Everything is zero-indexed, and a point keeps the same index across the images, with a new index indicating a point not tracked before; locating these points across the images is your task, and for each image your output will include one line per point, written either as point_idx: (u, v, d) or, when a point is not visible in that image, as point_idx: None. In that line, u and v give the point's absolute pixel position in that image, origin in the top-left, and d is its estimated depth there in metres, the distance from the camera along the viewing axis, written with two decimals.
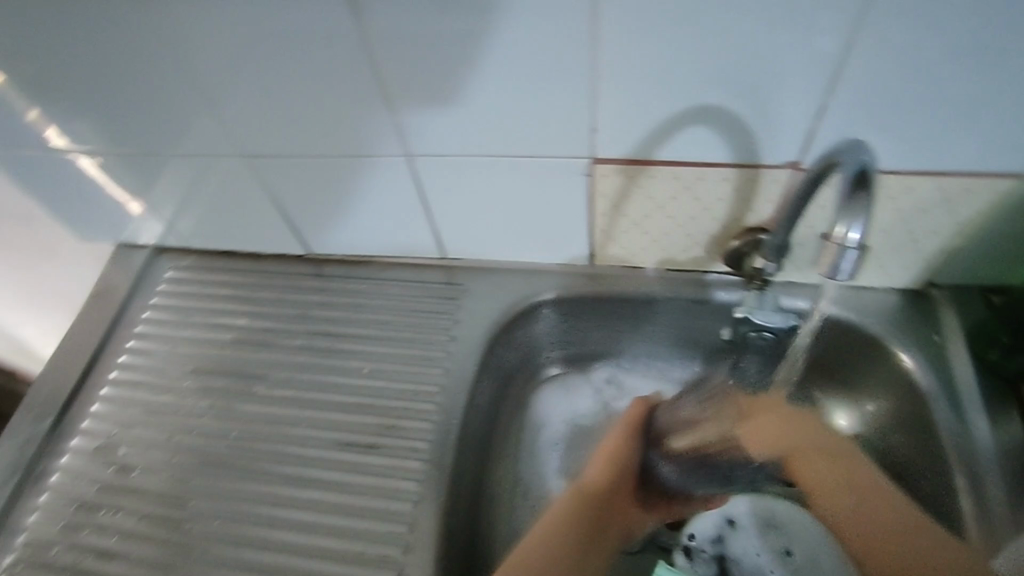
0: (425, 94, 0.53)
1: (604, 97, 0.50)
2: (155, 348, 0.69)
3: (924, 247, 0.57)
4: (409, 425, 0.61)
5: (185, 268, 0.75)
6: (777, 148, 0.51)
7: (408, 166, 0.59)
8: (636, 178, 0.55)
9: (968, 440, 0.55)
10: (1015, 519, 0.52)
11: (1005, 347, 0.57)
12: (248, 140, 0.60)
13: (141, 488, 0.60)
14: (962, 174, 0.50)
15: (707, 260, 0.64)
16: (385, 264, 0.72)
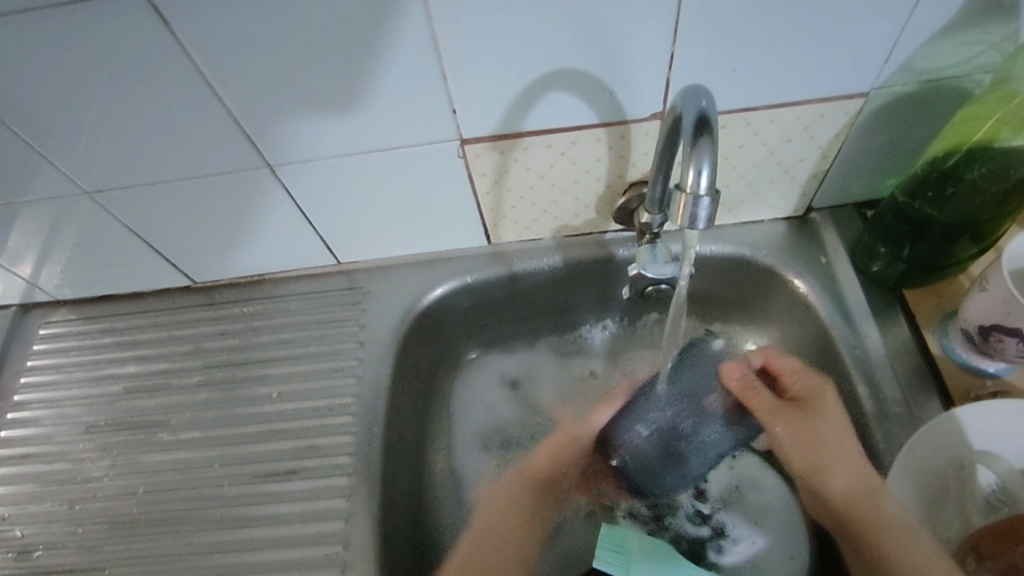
0: (270, 100, 0.49)
1: (452, 76, 0.48)
2: (39, 415, 0.64)
3: (796, 174, 0.59)
4: (329, 441, 0.59)
5: (60, 321, 0.70)
6: (640, 102, 0.50)
7: (273, 178, 0.56)
8: (510, 153, 0.54)
9: (863, 348, 0.57)
10: (913, 418, 0.54)
11: (883, 256, 0.58)
12: (90, 176, 0.55)
13: (51, 565, 0.56)
14: (816, 101, 0.51)
15: (602, 220, 0.64)
16: (281, 279, 0.69)
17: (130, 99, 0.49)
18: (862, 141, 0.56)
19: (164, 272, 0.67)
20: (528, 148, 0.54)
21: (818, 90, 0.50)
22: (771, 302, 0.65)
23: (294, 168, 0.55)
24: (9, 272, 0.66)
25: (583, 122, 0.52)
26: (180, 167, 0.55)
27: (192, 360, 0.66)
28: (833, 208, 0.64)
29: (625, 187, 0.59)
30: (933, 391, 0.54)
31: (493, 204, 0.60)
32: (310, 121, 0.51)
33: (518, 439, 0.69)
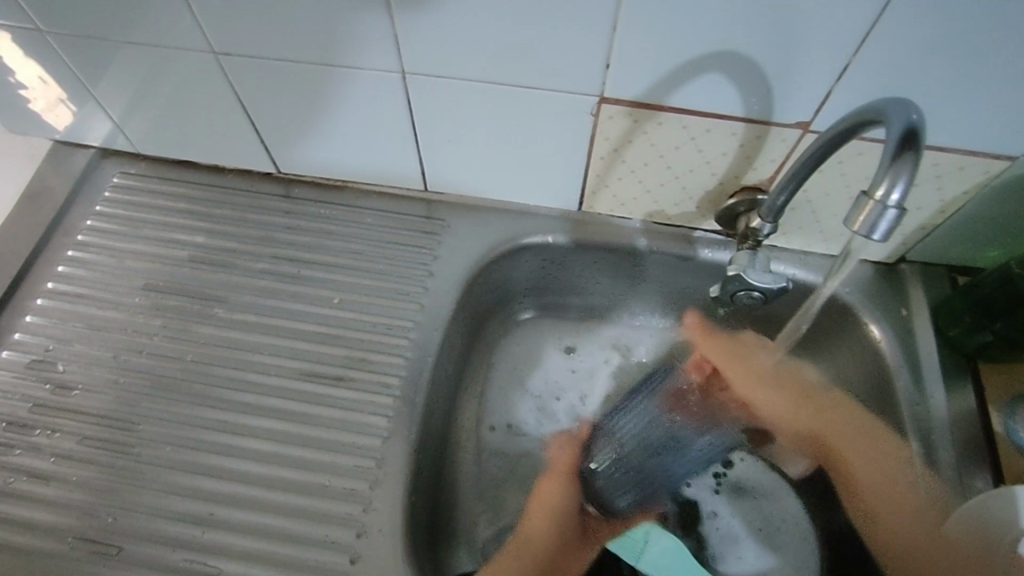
0: (427, 6, 0.48)
1: (621, 29, 0.46)
2: (99, 260, 0.64)
3: (907, 222, 0.58)
4: (380, 359, 0.59)
5: (135, 175, 0.70)
6: (790, 106, 0.49)
7: (400, 86, 0.55)
8: (642, 123, 0.53)
9: (925, 406, 0.57)
10: (961, 485, 0.53)
11: (967, 325, 0.58)
12: (220, 36, 0.54)
13: (87, 406, 0.57)
14: (962, 151, 0.50)
15: (699, 216, 0.63)
16: (362, 190, 0.68)
17: None
18: (987, 206, 0.55)
19: (251, 153, 0.67)
20: (662, 123, 0.53)
21: (970, 142, 0.49)
22: (836, 340, 0.65)
23: (424, 82, 0.54)
24: (103, 112, 0.65)
25: (727, 112, 0.51)
26: (311, 50, 0.53)
27: (260, 246, 0.65)
28: (925, 266, 0.64)
29: (736, 189, 0.58)
30: (984, 466, 0.54)
31: (601, 170, 0.59)
32: (463, 40, 0.50)
33: (553, 407, 0.69)
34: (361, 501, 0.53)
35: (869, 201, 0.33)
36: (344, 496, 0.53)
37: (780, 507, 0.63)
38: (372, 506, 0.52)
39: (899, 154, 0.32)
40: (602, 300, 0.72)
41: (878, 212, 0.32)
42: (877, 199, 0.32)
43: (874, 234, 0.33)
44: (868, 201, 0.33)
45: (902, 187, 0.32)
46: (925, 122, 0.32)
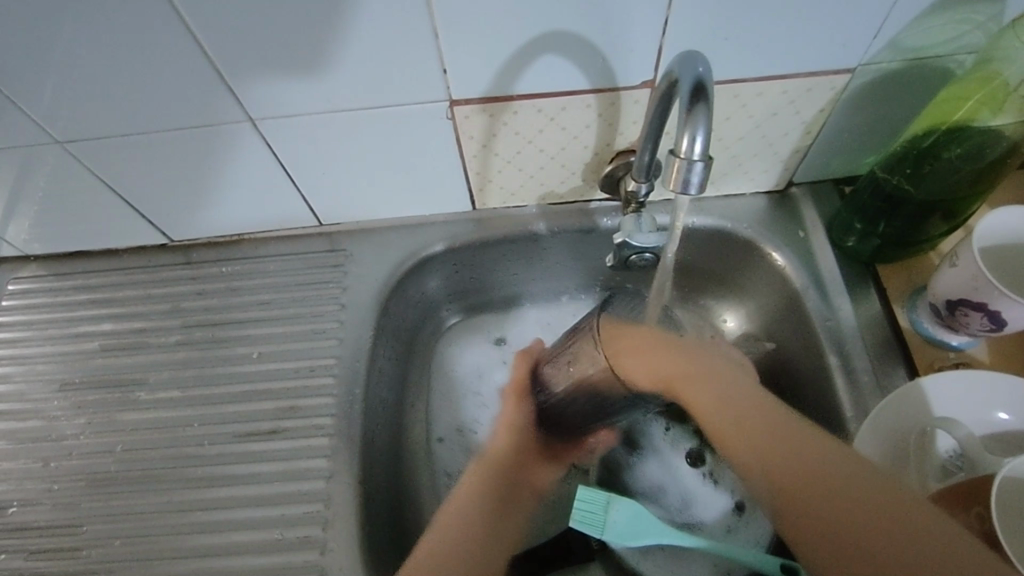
0: (256, 55, 0.48)
1: (444, 34, 0.47)
2: (9, 372, 0.63)
3: (780, 148, 0.60)
4: (311, 403, 0.60)
5: (29, 277, 0.68)
6: (631, 69, 0.50)
7: (258, 134, 0.55)
8: (499, 115, 0.54)
9: (836, 320, 0.59)
10: (880, 386, 0.55)
11: (859, 232, 0.60)
12: (62, 125, 0.53)
13: (27, 521, 0.56)
14: (803, 75, 0.52)
15: (587, 188, 0.63)
16: (261, 240, 0.68)
17: (108, 45, 0.47)
18: (846, 119, 0.57)
19: (138, 230, 0.66)
20: (517, 111, 0.53)
21: (806, 64, 0.51)
22: (748, 274, 0.67)
23: (277, 125, 0.54)
24: None
25: (574, 87, 0.51)
26: (157, 119, 0.53)
27: (170, 319, 0.65)
28: (812, 184, 0.65)
29: (612, 155, 0.59)
30: (898, 362, 0.56)
31: (480, 167, 0.60)
32: (298, 80, 0.50)
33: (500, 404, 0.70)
34: (316, 546, 0.53)
35: (676, 160, 0.37)
36: (299, 544, 0.53)
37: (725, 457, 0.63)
38: (328, 548, 0.53)
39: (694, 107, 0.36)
40: (522, 288, 0.72)
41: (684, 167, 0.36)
42: (680, 159, 0.36)
43: (688, 188, 0.37)
44: (675, 160, 0.36)
45: (698, 139, 0.36)
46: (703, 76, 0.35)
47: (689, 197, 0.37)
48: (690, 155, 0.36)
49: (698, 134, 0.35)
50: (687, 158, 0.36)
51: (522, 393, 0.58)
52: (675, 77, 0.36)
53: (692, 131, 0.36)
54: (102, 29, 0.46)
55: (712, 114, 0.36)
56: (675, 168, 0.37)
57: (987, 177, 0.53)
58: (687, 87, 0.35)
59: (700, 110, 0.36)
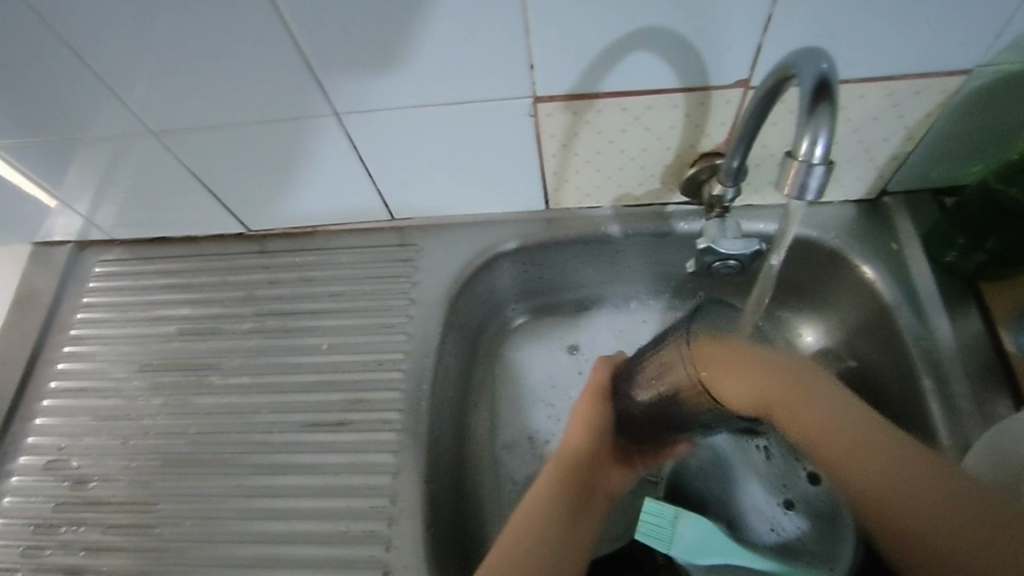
0: (346, 48, 0.48)
1: (535, 29, 0.46)
2: (95, 350, 0.66)
3: (876, 155, 0.57)
4: (379, 397, 0.60)
5: (114, 260, 0.71)
6: (726, 69, 0.48)
7: (340, 128, 0.55)
8: (583, 114, 0.52)
9: (932, 340, 0.55)
10: (982, 413, 0.51)
11: (961, 247, 0.56)
12: (155, 114, 0.55)
13: (106, 496, 0.58)
14: (912, 77, 0.49)
15: (666, 191, 0.61)
16: (334, 232, 0.69)
17: (205, 37, 0.48)
18: (954, 125, 0.53)
19: (218, 219, 0.67)
20: (601, 110, 0.52)
21: (916, 66, 0.48)
22: (834, 285, 0.63)
23: (360, 119, 0.54)
24: (70, 209, 0.66)
25: (662, 86, 0.50)
26: (244, 110, 0.54)
27: (245, 307, 0.66)
28: (908, 194, 0.62)
29: (695, 158, 0.57)
30: (1003, 388, 0.52)
31: (557, 166, 0.59)
32: (383, 74, 0.50)
33: (564, 408, 0.68)
34: (381, 541, 0.53)
35: (794, 163, 0.35)
36: (364, 538, 0.53)
37: (797, 470, 0.60)
38: (393, 544, 0.53)
39: (818, 105, 0.34)
40: (590, 291, 0.71)
41: (801, 170, 0.34)
42: (797, 162, 0.34)
43: (806, 193, 0.35)
44: (792, 163, 0.35)
45: (824, 140, 0.34)
46: (830, 75, 0.34)
47: (806, 203, 0.35)
48: (808, 158, 0.34)
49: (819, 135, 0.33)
50: (806, 161, 0.34)
51: (601, 395, 0.55)
52: (796, 74, 0.35)
53: (813, 133, 0.34)
54: (199, 21, 0.47)
55: (835, 113, 0.34)
56: (791, 171, 0.35)
57: None
58: (807, 86, 0.34)
59: (823, 109, 0.34)
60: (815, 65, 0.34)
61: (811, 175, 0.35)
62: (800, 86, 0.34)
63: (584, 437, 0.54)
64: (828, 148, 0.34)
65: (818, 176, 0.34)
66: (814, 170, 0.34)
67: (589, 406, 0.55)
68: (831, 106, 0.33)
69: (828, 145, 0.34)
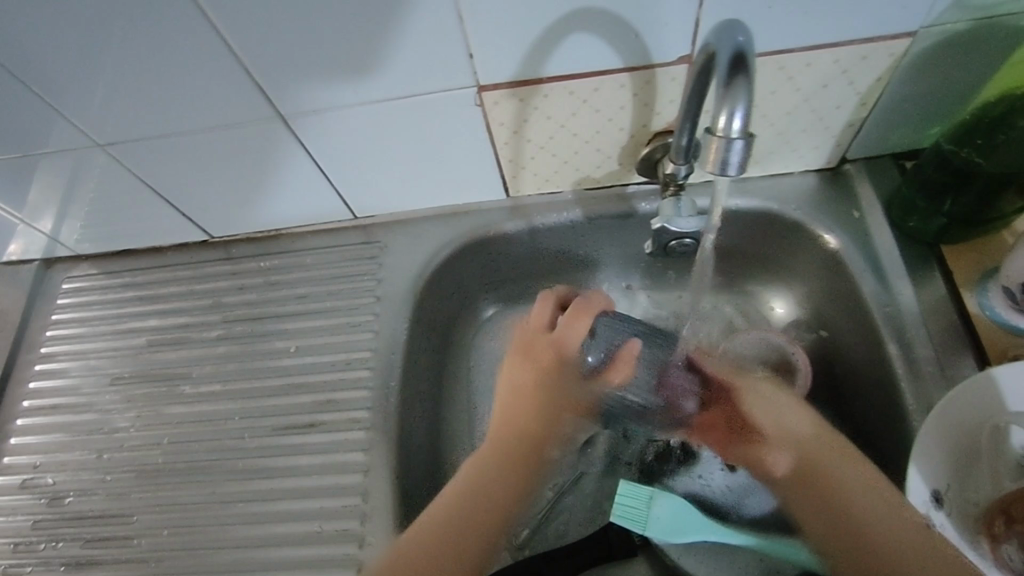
0: (282, 47, 0.47)
1: (469, 16, 0.45)
2: (67, 367, 0.66)
3: (832, 123, 0.56)
4: (347, 396, 0.60)
5: (81, 275, 0.71)
6: (669, 45, 0.47)
7: (287, 129, 0.55)
8: (529, 100, 0.52)
9: (895, 306, 0.55)
10: (946, 376, 0.51)
11: (921, 210, 0.55)
12: (100, 128, 0.54)
13: (83, 511, 0.58)
14: (857, 43, 0.48)
15: (625, 172, 0.61)
16: (297, 233, 0.68)
17: (138, 45, 0.47)
18: (906, 88, 0.52)
19: (180, 229, 0.67)
20: (547, 95, 0.51)
21: (858, 31, 0.47)
22: (800, 256, 0.63)
23: (306, 119, 0.54)
24: (31, 227, 0.66)
25: (606, 66, 0.49)
26: (190, 118, 0.53)
27: (213, 314, 0.66)
28: (868, 160, 0.61)
29: (649, 137, 0.56)
30: (966, 350, 0.52)
31: (511, 154, 0.58)
32: (324, 74, 0.49)
33: None
34: (354, 538, 0.53)
35: (714, 139, 0.35)
36: (338, 537, 0.53)
37: None
38: (367, 541, 0.53)
39: (736, 80, 0.34)
40: (558, 277, 0.70)
41: (723, 145, 0.35)
42: (717, 137, 0.35)
43: (729, 168, 0.35)
44: (712, 138, 0.35)
45: (745, 113, 0.35)
46: (744, 51, 0.35)
47: (729, 177, 0.36)
48: (728, 132, 0.35)
49: (737, 109, 0.34)
50: (725, 136, 0.35)
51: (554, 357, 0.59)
52: (713, 49, 0.35)
53: (730, 108, 0.35)
54: (131, 30, 0.46)
55: (751, 87, 0.35)
56: (712, 147, 0.36)
57: None
58: (724, 60, 0.34)
59: (738, 84, 0.35)
60: (731, 42, 0.35)
61: (733, 149, 0.35)
62: (717, 61, 0.35)
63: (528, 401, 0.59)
64: (747, 122, 0.35)
65: (740, 149, 0.35)
66: (737, 143, 0.34)
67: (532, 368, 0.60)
68: (747, 81, 0.35)
69: (747, 119, 0.35)
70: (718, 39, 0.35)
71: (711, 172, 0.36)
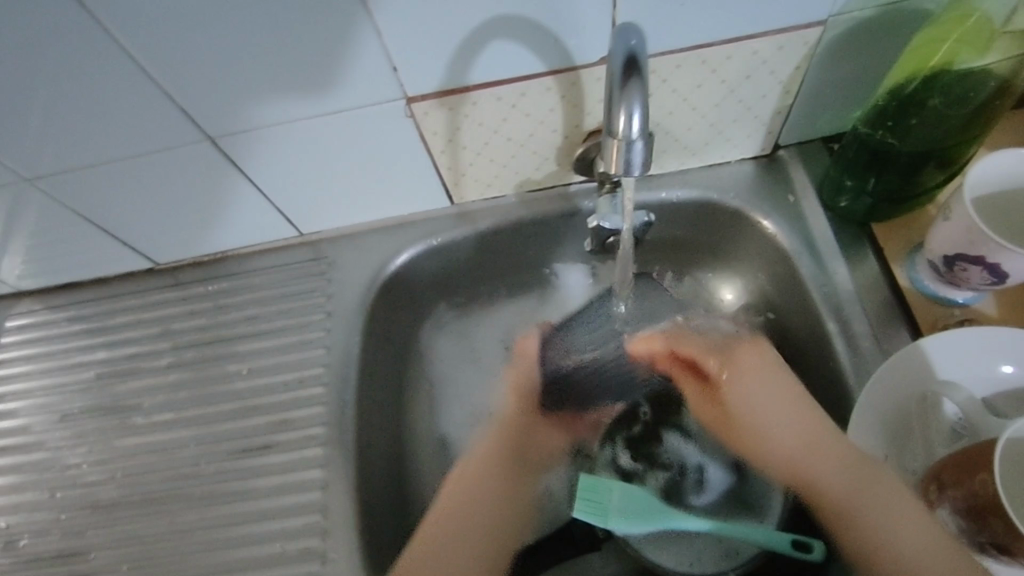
0: (203, 72, 0.47)
1: (387, 30, 0.45)
2: (14, 406, 0.64)
3: (760, 112, 0.57)
4: (303, 414, 0.60)
5: (24, 312, 0.69)
6: (589, 46, 0.48)
7: (220, 152, 0.54)
8: (459, 108, 0.52)
9: (832, 286, 0.57)
10: (882, 350, 0.53)
11: (849, 191, 0.57)
12: (26, 162, 0.53)
13: (38, 551, 0.57)
14: (771, 34, 0.49)
15: (565, 172, 0.62)
16: (244, 254, 0.68)
17: (54, 76, 0.46)
18: (825, 74, 0.54)
19: (124, 258, 0.66)
20: (476, 102, 0.52)
21: (770, 23, 0.48)
22: (741, 242, 0.64)
23: (238, 140, 0.53)
24: None
25: (530, 70, 0.50)
26: (118, 146, 0.53)
27: (162, 342, 0.65)
28: (800, 145, 0.63)
29: (583, 136, 0.57)
30: (900, 323, 0.54)
31: (450, 162, 0.58)
32: (249, 95, 0.49)
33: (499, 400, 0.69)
34: (316, 557, 0.53)
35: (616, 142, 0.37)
36: (300, 557, 0.53)
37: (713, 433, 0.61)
38: (329, 558, 0.53)
39: (631, 81, 0.35)
40: (511, 280, 0.71)
41: (623, 147, 0.37)
42: (617, 139, 0.36)
43: (631, 168, 0.37)
44: (614, 140, 0.37)
45: (642, 113, 0.36)
46: (638, 51, 0.35)
47: (635, 176, 0.38)
48: (627, 134, 0.36)
49: (632, 112, 0.35)
50: (624, 138, 0.36)
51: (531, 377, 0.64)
52: (610, 50, 0.36)
53: (627, 110, 0.36)
54: (46, 62, 0.45)
55: (647, 88, 0.36)
56: (616, 148, 0.37)
57: (977, 124, 0.50)
58: (615, 64, 0.35)
59: (633, 87, 0.35)
60: (624, 43, 0.35)
61: (634, 150, 0.37)
62: (613, 64, 0.36)
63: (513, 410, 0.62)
64: (645, 121, 0.36)
65: (638, 150, 0.36)
66: (634, 146, 0.36)
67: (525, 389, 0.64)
68: (644, 80, 0.35)
69: (645, 119, 0.36)
70: (613, 40, 0.35)
71: (620, 170, 0.38)
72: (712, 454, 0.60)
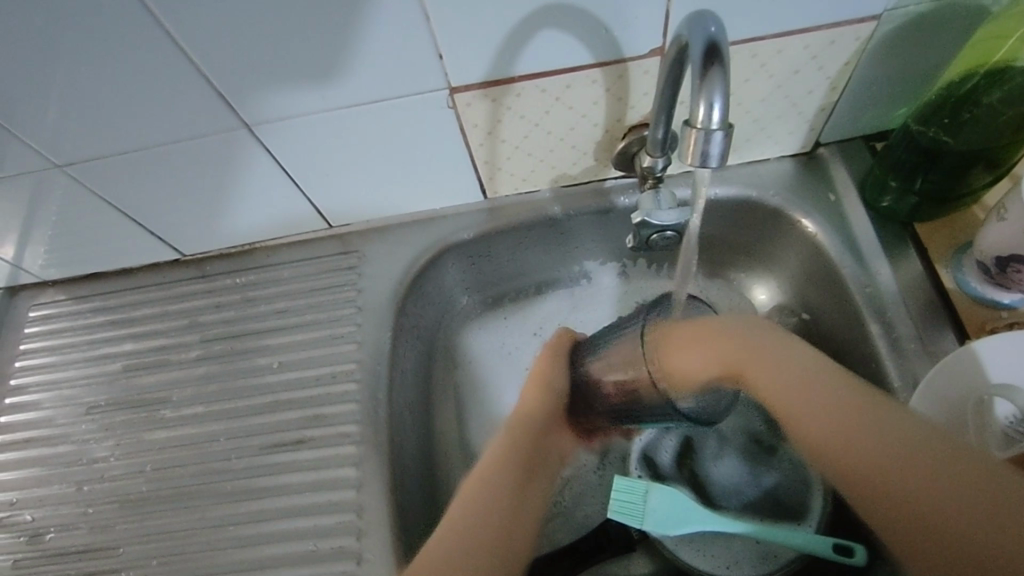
0: (246, 58, 0.46)
1: (437, 17, 0.44)
2: (39, 399, 0.63)
3: (804, 108, 0.56)
4: (335, 410, 0.59)
5: (48, 302, 0.68)
6: (639, 38, 0.47)
7: (257, 141, 0.53)
8: (502, 99, 0.51)
9: (875, 286, 0.56)
10: (929, 353, 0.52)
11: (894, 191, 0.56)
12: (60, 149, 0.52)
13: (66, 546, 0.56)
14: (823, 28, 0.48)
15: (602, 167, 0.61)
16: (272, 246, 0.67)
17: (94, 60, 0.45)
18: (874, 71, 0.53)
19: (151, 248, 0.65)
20: (520, 93, 0.51)
21: (822, 18, 0.48)
22: (779, 240, 0.63)
23: (276, 130, 0.52)
24: None
25: (578, 61, 0.49)
26: (153, 132, 0.52)
27: (190, 335, 0.64)
28: (841, 143, 0.62)
29: (624, 131, 0.56)
30: (947, 325, 0.53)
31: (488, 155, 0.57)
32: (291, 83, 0.48)
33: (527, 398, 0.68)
34: (351, 555, 0.52)
35: (693, 131, 0.36)
36: (334, 554, 0.52)
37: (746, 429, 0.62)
38: (364, 556, 0.52)
39: (713, 69, 0.35)
40: (540, 276, 0.70)
41: (702, 136, 0.35)
42: (696, 129, 0.35)
43: (708, 159, 0.36)
44: (691, 130, 0.36)
45: (724, 103, 0.35)
46: (720, 40, 0.35)
47: (710, 169, 0.36)
48: (706, 123, 0.35)
49: (715, 100, 0.35)
50: (704, 128, 0.35)
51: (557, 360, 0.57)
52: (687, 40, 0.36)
53: (708, 99, 0.35)
54: (86, 43, 0.44)
55: (727, 80, 0.35)
56: (692, 140, 0.36)
57: None
58: (697, 51, 0.35)
59: (714, 74, 0.35)
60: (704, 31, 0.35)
61: (713, 141, 0.36)
62: (692, 54, 0.36)
63: (537, 397, 0.56)
64: (726, 112, 0.35)
65: (720, 139, 0.35)
66: (718, 134, 0.35)
67: (545, 371, 0.57)
68: (725, 69, 0.35)
69: (726, 110, 0.35)
70: (692, 29, 0.35)
71: (692, 164, 0.37)
72: (734, 449, 0.61)
